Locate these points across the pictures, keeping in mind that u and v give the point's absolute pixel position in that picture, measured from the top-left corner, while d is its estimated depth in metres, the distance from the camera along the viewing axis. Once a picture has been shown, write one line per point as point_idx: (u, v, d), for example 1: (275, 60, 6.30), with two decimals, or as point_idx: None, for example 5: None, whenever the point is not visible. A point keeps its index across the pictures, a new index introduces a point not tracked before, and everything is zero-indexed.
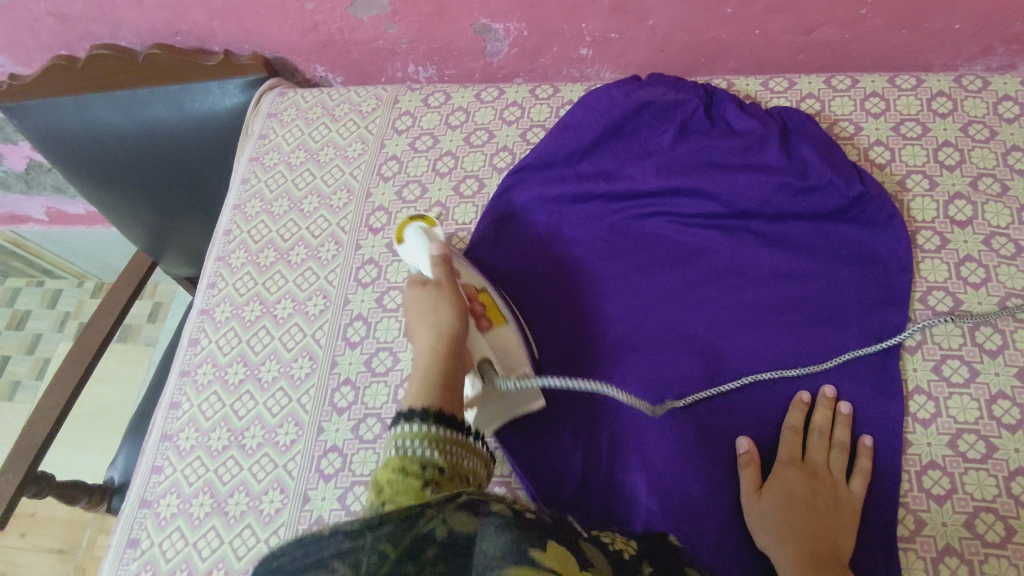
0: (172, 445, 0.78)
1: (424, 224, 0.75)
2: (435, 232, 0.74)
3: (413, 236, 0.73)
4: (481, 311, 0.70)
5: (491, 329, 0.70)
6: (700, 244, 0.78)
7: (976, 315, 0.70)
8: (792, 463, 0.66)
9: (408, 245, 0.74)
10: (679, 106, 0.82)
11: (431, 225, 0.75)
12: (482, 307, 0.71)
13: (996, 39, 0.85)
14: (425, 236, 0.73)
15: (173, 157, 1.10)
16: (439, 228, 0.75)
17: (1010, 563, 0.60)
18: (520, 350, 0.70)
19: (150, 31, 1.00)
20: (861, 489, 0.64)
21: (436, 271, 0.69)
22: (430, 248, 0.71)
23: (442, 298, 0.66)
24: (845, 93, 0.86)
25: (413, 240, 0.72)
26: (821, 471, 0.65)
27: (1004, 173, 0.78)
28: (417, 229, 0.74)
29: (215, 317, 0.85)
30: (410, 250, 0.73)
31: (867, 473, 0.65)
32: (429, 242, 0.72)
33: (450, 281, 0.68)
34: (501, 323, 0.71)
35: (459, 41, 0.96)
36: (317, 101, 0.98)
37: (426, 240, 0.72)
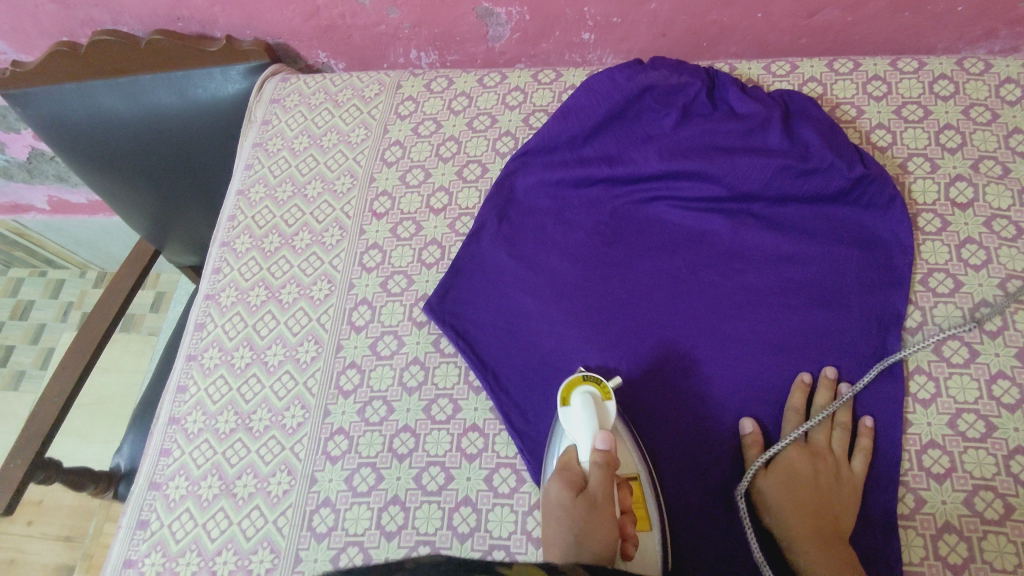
0: (179, 428, 0.78)
1: (597, 393, 0.67)
2: (607, 408, 0.67)
3: (582, 406, 0.66)
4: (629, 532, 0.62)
5: (636, 551, 0.62)
6: (703, 227, 0.78)
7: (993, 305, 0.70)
8: (794, 442, 0.68)
9: (573, 409, 0.66)
10: (681, 90, 0.82)
11: (605, 398, 0.67)
12: (631, 514, 0.63)
13: (999, 21, 0.85)
14: (594, 410, 0.65)
15: (176, 143, 1.10)
16: (613, 403, 0.67)
17: (1009, 540, 0.61)
18: (658, 567, 0.63)
19: (151, 17, 1.00)
20: (862, 468, 0.66)
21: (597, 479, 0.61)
22: (597, 433, 0.64)
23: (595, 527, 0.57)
24: (847, 76, 0.86)
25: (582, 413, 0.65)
26: (822, 451, 0.68)
27: (1005, 155, 0.78)
28: (590, 400, 0.66)
29: (220, 301, 0.86)
30: (571, 418, 0.66)
31: (868, 452, 0.66)
32: (597, 429, 0.64)
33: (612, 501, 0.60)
34: (644, 530, 0.64)
35: (461, 26, 0.96)
36: (320, 86, 0.98)
37: (595, 420, 0.65)
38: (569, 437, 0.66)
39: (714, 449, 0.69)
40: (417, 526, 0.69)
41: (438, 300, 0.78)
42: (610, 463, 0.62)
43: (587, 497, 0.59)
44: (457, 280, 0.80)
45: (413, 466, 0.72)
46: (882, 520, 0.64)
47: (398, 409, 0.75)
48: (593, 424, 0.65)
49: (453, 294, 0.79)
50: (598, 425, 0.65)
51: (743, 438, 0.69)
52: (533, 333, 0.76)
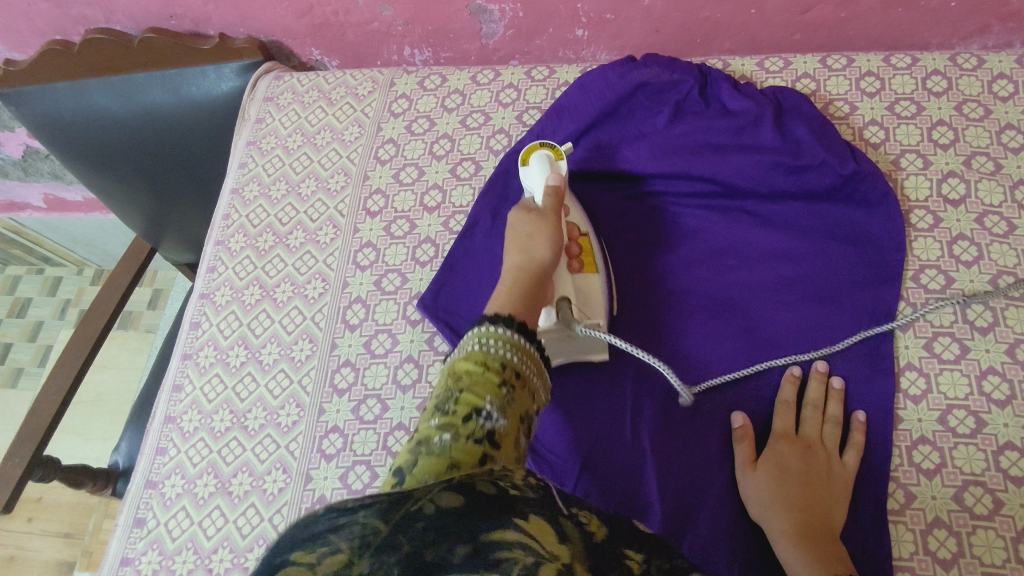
0: (175, 427, 0.79)
1: (551, 154, 0.74)
2: (559, 164, 0.74)
3: (538, 164, 0.73)
4: (575, 252, 0.72)
5: (581, 272, 0.72)
6: (695, 225, 0.79)
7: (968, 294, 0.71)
8: (785, 437, 0.68)
9: (531, 170, 0.74)
10: (674, 87, 0.81)
11: (559, 157, 0.74)
12: (578, 249, 0.73)
13: (992, 17, 0.85)
14: (549, 167, 0.73)
15: (171, 141, 1.10)
16: (566, 164, 0.74)
17: (997, 535, 0.62)
18: (600, 294, 0.72)
19: (145, 15, 0.99)
20: (854, 462, 0.66)
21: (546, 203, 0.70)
22: (550, 176, 0.72)
23: (541, 230, 0.68)
24: (840, 73, 0.86)
25: (537, 165, 0.73)
26: (815, 445, 0.67)
27: (998, 151, 0.78)
28: (545, 155, 0.73)
29: (215, 300, 0.86)
30: (528, 174, 0.74)
31: (860, 447, 0.67)
32: (550, 174, 0.72)
33: (554, 216, 0.69)
34: (591, 272, 0.72)
35: (454, 23, 0.95)
36: (313, 84, 0.98)
37: (549, 171, 0.73)
38: (528, 191, 0.75)
39: (708, 446, 0.69)
40: None
41: (432, 298, 0.78)
42: (559, 193, 0.71)
43: (539, 213, 0.70)
44: (451, 277, 0.80)
45: None
46: (871, 515, 0.64)
47: (392, 407, 0.75)
48: (546, 173, 0.73)
49: (447, 291, 0.79)
50: (551, 172, 0.72)
51: (735, 432, 0.69)
52: None
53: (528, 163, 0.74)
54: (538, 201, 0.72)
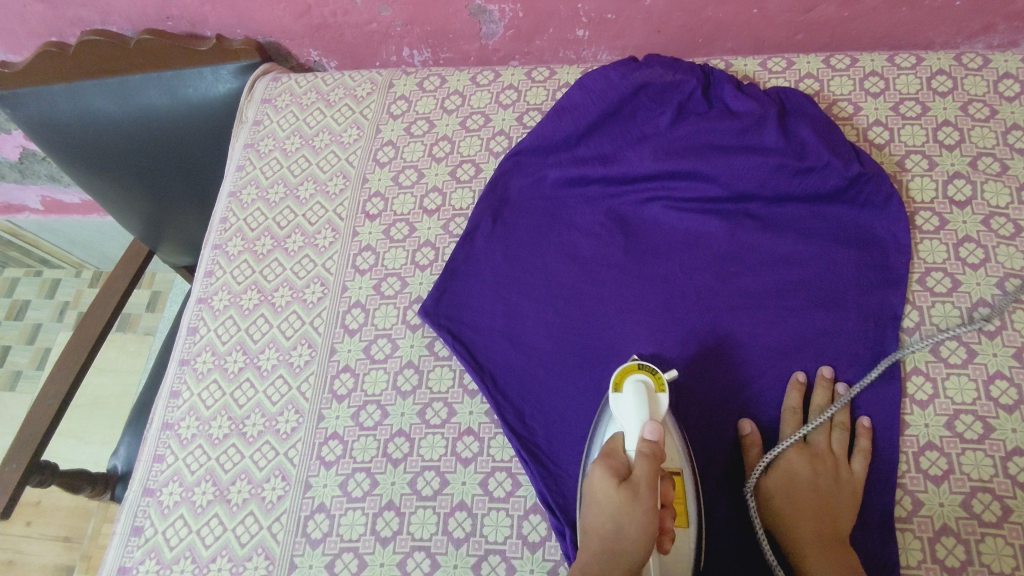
0: (173, 434, 0.78)
1: (649, 382, 0.65)
2: (658, 401, 0.64)
3: (635, 399, 0.64)
4: (668, 526, 0.60)
5: (673, 545, 0.61)
6: (699, 229, 0.77)
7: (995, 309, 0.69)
8: (793, 443, 0.68)
9: (624, 397, 0.64)
10: (676, 88, 0.81)
11: (657, 391, 0.65)
12: (672, 496, 0.62)
13: (998, 15, 0.84)
14: (647, 405, 0.63)
15: (168, 144, 1.09)
16: (664, 394, 0.65)
17: (1006, 542, 0.61)
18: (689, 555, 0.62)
19: (141, 16, 0.99)
20: (863, 469, 0.65)
21: (640, 467, 0.59)
22: (646, 425, 0.62)
23: (635, 510, 0.56)
24: (844, 73, 0.85)
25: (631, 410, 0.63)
26: (823, 453, 0.67)
27: (1004, 152, 0.77)
28: (638, 389, 0.64)
29: (213, 305, 0.85)
30: (621, 403, 0.64)
31: (867, 453, 0.66)
32: (647, 419, 0.62)
33: (652, 491, 0.58)
34: (681, 527, 0.62)
35: (454, 24, 0.94)
36: (311, 86, 0.97)
37: (645, 414, 0.63)
38: (616, 422, 0.65)
39: (713, 453, 0.69)
40: (412, 531, 0.69)
41: (432, 303, 0.77)
42: (658, 455, 0.60)
43: (630, 485, 0.58)
44: (452, 282, 0.79)
45: (408, 471, 0.71)
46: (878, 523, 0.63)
47: (392, 413, 0.74)
48: (644, 413, 0.63)
49: (448, 296, 0.78)
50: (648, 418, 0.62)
51: (744, 439, 0.68)
52: (529, 336, 0.75)
53: (621, 390, 0.65)
54: (630, 453, 0.61)
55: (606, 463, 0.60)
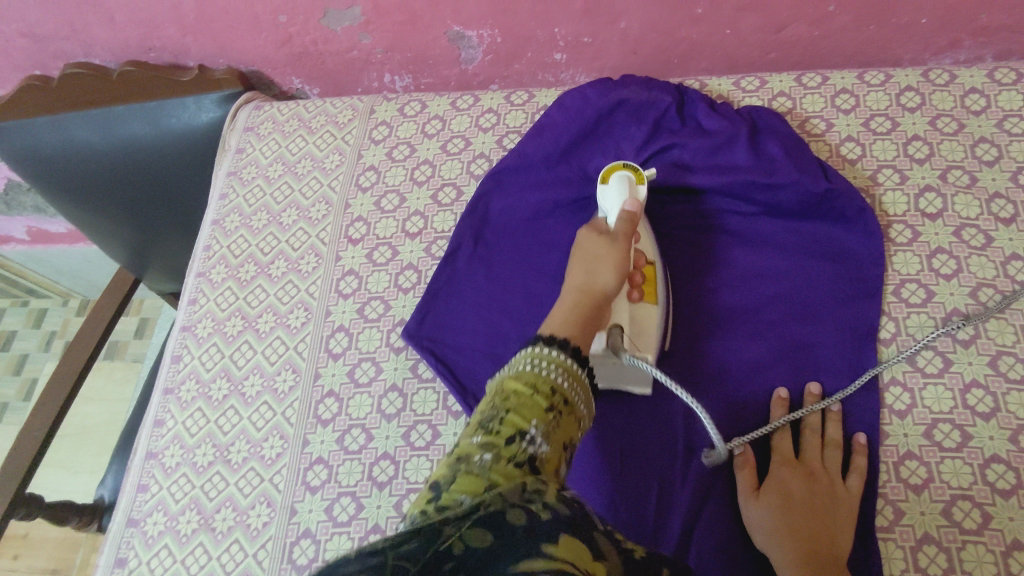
0: (157, 463, 0.78)
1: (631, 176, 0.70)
2: (639, 189, 0.70)
3: (618, 185, 0.69)
4: (638, 280, 0.70)
5: (640, 301, 0.70)
6: (675, 247, 0.78)
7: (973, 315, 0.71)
8: (786, 462, 0.66)
9: (609, 189, 0.70)
10: (651, 106, 0.82)
11: (638, 181, 0.70)
12: (642, 278, 0.71)
13: (962, 32, 0.86)
14: (630, 188, 0.69)
15: (153, 172, 1.09)
16: (644, 187, 0.70)
17: (987, 550, 0.61)
18: (657, 330, 0.70)
19: (123, 48, 1.00)
20: (858, 485, 0.64)
21: (619, 224, 0.66)
22: (625, 201, 0.68)
23: (611, 256, 0.63)
24: (815, 90, 0.87)
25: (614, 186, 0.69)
26: (817, 471, 0.65)
27: (973, 165, 0.79)
28: (626, 176, 0.70)
29: (197, 332, 0.85)
30: (606, 196, 0.70)
31: (862, 470, 0.65)
32: (627, 198, 0.68)
33: (627, 243, 0.65)
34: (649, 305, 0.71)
35: (433, 49, 0.96)
36: (294, 113, 0.98)
37: (627, 193, 0.69)
38: (603, 212, 0.71)
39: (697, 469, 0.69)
40: None
41: (416, 325, 0.78)
42: (635, 219, 0.66)
43: (610, 235, 0.65)
44: (434, 304, 0.79)
45: (393, 494, 0.71)
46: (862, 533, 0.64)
47: (377, 436, 0.74)
48: (624, 197, 0.69)
49: (431, 318, 0.78)
50: (630, 188, 0.69)
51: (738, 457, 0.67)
52: (512, 354, 0.75)
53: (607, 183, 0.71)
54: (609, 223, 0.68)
55: (591, 224, 0.67)
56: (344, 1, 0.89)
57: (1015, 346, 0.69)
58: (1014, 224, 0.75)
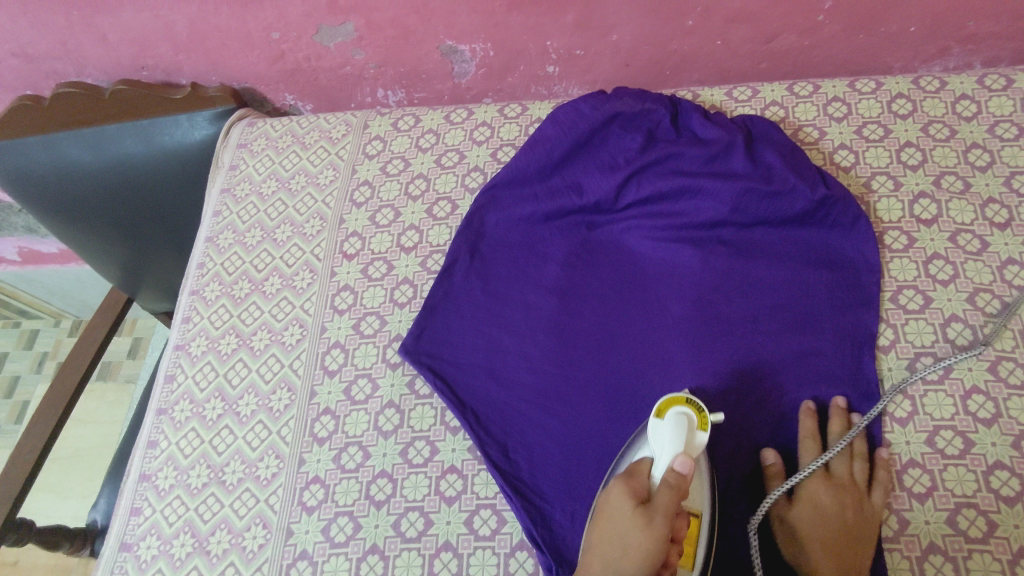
0: (150, 486, 0.76)
1: (692, 418, 0.61)
2: (698, 436, 0.61)
3: (671, 429, 0.60)
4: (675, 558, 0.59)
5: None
6: (673, 258, 0.78)
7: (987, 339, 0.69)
8: (818, 474, 0.66)
9: (662, 426, 0.61)
10: (646, 115, 0.83)
11: (699, 427, 0.61)
12: (681, 547, 0.59)
13: (951, 39, 0.87)
14: (683, 433, 0.60)
15: (146, 190, 1.09)
16: (704, 433, 0.61)
17: (993, 559, 0.61)
18: None
19: (116, 67, 1.00)
20: (882, 500, 0.64)
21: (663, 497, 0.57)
22: (677, 459, 0.59)
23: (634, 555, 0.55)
24: (807, 99, 0.88)
25: (667, 436, 0.60)
26: (847, 483, 0.65)
27: (966, 170, 0.79)
28: (677, 424, 0.60)
29: (190, 351, 0.84)
30: (658, 433, 0.61)
31: (887, 485, 0.64)
32: (679, 452, 0.59)
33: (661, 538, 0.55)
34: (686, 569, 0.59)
35: (426, 64, 0.96)
36: (286, 130, 0.98)
37: (677, 450, 0.59)
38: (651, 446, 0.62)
39: None
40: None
41: (413, 341, 0.77)
42: (681, 490, 0.58)
43: (648, 509, 0.57)
44: (431, 319, 0.78)
45: (391, 513, 0.70)
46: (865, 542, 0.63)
47: (374, 454, 0.73)
48: (676, 448, 0.59)
49: (428, 334, 0.78)
50: (681, 450, 0.59)
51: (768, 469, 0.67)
52: (511, 369, 0.75)
53: (661, 417, 0.62)
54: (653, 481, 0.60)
55: (630, 483, 0.59)
56: (337, 17, 0.89)
57: (1014, 351, 0.69)
58: (1009, 229, 0.75)
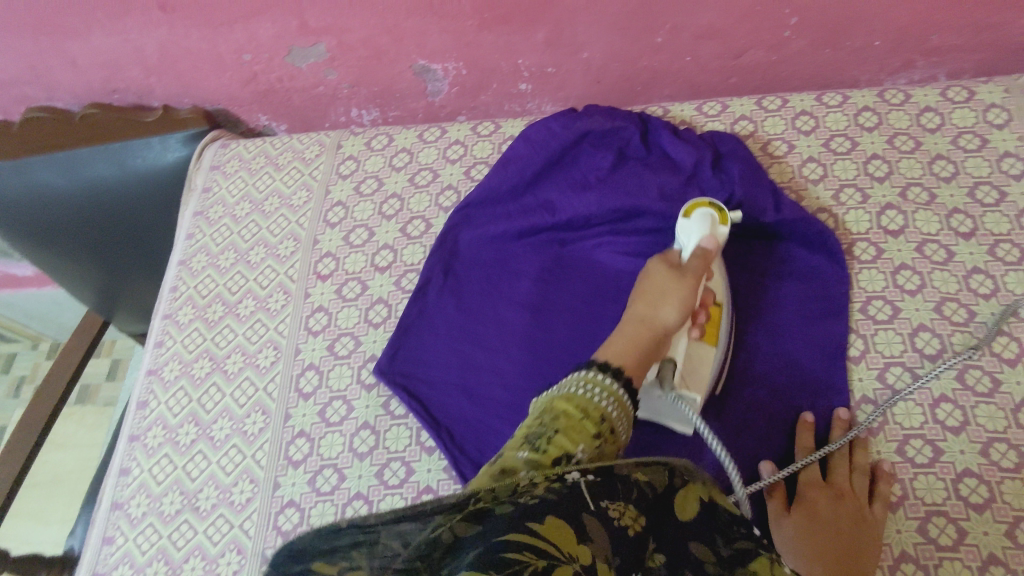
0: (123, 514, 0.75)
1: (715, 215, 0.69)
2: (721, 228, 0.69)
3: (700, 221, 0.68)
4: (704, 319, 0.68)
5: (697, 341, 0.67)
6: (645, 272, 0.78)
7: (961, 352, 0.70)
8: (816, 485, 0.66)
9: (690, 222, 0.69)
10: (616, 133, 0.84)
11: (720, 222, 0.69)
12: (707, 317, 0.68)
13: (915, 53, 0.89)
14: (709, 225, 0.68)
15: (118, 213, 1.08)
16: (726, 227, 0.69)
17: (964, 566, 0.61)
18: (711, 374, 0.67)
19: (87, 91, 0.99)
20: (882, 512, 0.63)
21: (695, 260, 0.65)
22: (704, 238, 0.67)
23: (681, 288, 0.64)
24: (776, 113, 0.89)
25: (694, 222, 0.68)
26: (846, 493, 0.64)
27: (931, 181, 0.81)
28: (704, 216, 0.69)
29: (163, 376, 0.83)
30: (686, 226, 0.69)
31: (888, 499, 0.64)
32: (706, 233, 0.67)
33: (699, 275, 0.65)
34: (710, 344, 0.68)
35: (399, 83, 0.97)
36: (260, 150, 0.98)
37: (705, 232, 0.67)
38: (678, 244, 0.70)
39: None
40: None
41: (387, 362, 0.77)
42: (710, 257, 0.66)
43: (681, 271, 0.65)
44: (406, 339, 0.78)
45: None
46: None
47: (349, 476, 0.73)
48: (703, 232, 0.68)
49: (402, 354, 0.77)
50: (709, 232, 0.67)
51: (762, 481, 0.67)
52: (485, 388, 0.75)
53: (690, 216, 0.70)
54: (686, 254, 0.68)
55: (664, 258, 0.68)
56: (309, 38, 0.90)
57: (981, 359, 0.70)
58: (974, 238, 0.76)
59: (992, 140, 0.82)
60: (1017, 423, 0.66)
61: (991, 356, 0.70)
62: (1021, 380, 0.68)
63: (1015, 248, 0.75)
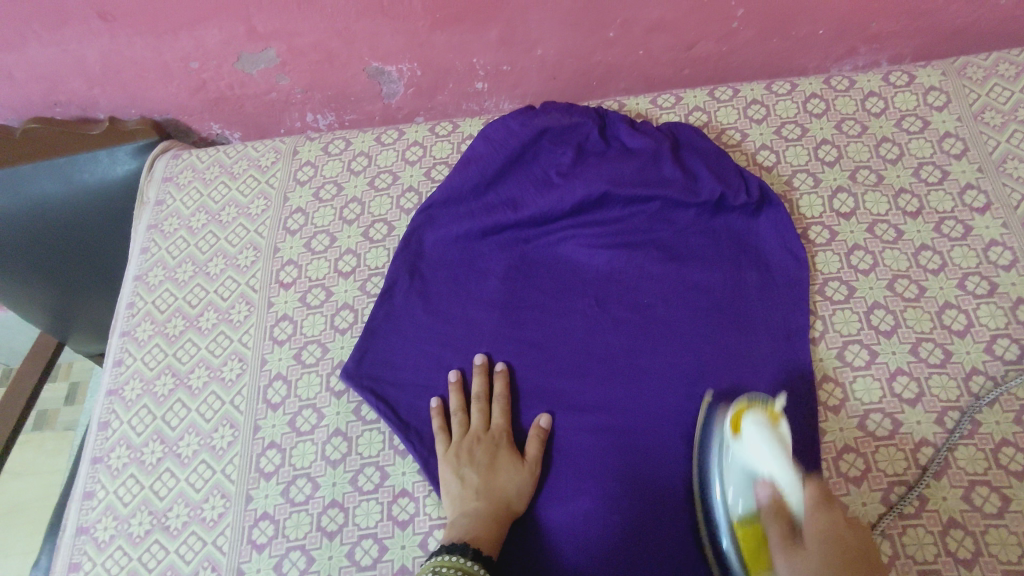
0: (89, 538, 0.73)
1: (765, 417, 0.63)
2: (778, 429, 0.62)
3: (756, 429, 0.62)
4: None
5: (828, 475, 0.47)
6: (610, 266, 0.79)
7: (917, 333, 0.72)
8: (529, 443, 0.70)
9: (748, 438, 0.62)
10: (575, 129, 0.85)
11: (775, 419, 0.63)
12: None
13: (858, 40, 0.92)
14: (772, 432, 0.61)
15: (64, 230, 1.05)
16: (784, 425, 0.63)
17: (926, 531, 0.63)
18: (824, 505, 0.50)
19: (25, 104, 0.97)
20: (543, 429, 0.71)
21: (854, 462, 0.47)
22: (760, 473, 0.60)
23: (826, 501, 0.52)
24: (728, 103, 0.91)
25: (760, 441, 0.61)
26: (507, 446, 0.70)
27: (878, 164, 0.83)
28: (759, 427, 0.62)
29: (124, 395, 0.81)
30: (748, 444, 0.62)
31: None
32: (776, 458, 0.59)
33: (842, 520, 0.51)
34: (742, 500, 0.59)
35: (354, 86, 0.96)
36: (213, 160, 0.96)
37: (774, 439, 0.60)
38: (744, 466, 0.62)
39: (655, 494, 0.67)
40: None
41: (354, 365, 0.76)
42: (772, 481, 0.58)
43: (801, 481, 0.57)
44: (373, 342, 0.78)
45: (345, 543, 0.69)
46: None
47: (323, 484, 0.72)
48: (775, 449, 0.60)
49: (369, 356, 0.77)
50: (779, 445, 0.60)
51: None
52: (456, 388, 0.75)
53: (740, 432, 0.63)
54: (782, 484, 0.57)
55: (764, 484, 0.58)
56: (258, 43, 0.88)
57: (932, 332, 0.72)
58: (920, 217, 0.79)
59: (933, 122, 0.85)
60: (967, 391, 0.69)
61: (940, 329, 0.72)
62: (969, 350, 0.71)
63: (959, 224, 0.78)
